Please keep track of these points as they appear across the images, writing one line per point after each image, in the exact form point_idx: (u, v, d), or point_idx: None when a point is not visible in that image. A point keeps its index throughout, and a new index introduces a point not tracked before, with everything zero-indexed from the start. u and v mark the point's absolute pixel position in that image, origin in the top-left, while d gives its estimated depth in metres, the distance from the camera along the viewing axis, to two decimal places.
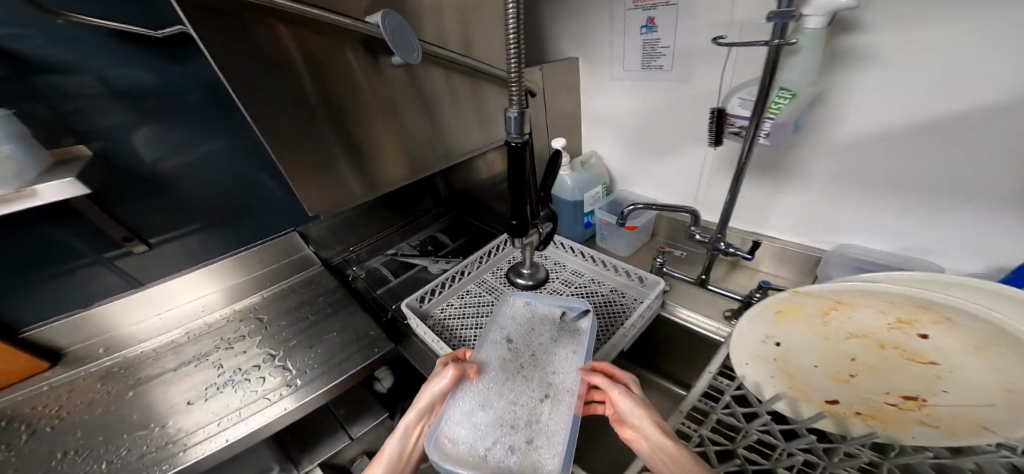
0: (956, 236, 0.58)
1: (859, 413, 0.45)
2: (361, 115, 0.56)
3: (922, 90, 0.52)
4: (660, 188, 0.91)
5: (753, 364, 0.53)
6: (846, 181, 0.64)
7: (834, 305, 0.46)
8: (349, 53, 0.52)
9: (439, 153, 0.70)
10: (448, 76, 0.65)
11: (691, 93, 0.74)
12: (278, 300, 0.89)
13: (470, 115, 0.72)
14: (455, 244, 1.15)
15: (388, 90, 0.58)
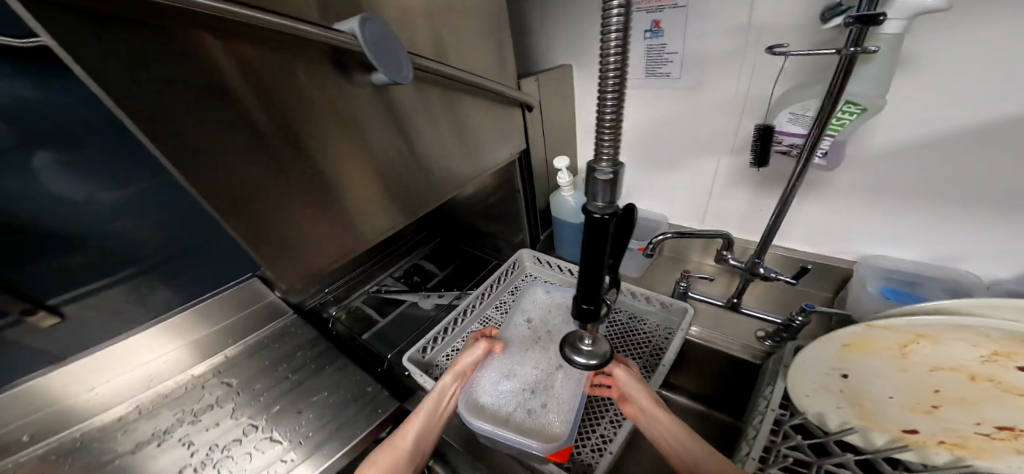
0: (989, 245, 0.56)
1: (943, 443, 0.41)
2: (332, 146, 0.45)
3: (957, 97, 0.49)
4: (667, 202, 0.85)
5: (816, 395, 0.47)
6: (872, 190, 0.61)
7: (914, 339, 0.40)
8: (313, 69, 0.40)
9: (427, 182, 0.59)
10: (428, 90, 0.54)
11: (703, 101, 0.69)
12: (250, 357, 0.74)
13: (456, 135, 0.61)
14: (443, 273, 1.04)
15: (361, 111, 0.46)
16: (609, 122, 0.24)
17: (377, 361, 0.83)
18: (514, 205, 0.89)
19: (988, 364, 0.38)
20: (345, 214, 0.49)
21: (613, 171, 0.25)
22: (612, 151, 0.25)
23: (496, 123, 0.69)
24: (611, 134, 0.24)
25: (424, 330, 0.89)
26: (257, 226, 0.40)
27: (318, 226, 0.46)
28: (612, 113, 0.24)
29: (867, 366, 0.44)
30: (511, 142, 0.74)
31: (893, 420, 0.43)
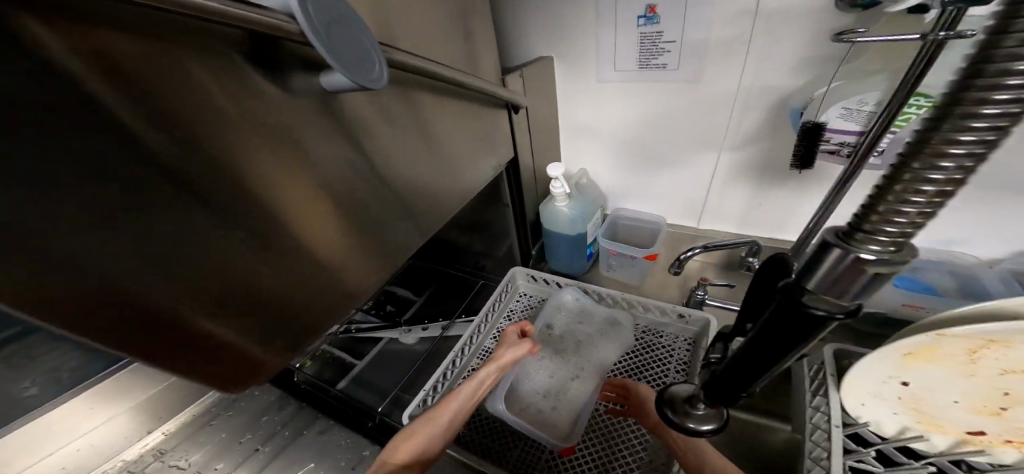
0: (989, 228, 0.56)
1: (1011, 442, 0.42)
2: (275, 183, 0.31)
3: None
4: (662, 203, 0.81)
5: (872, 404, 0.48)
6: (877, 180, 0.60)
7: (986, 344, 0.39)
8: (225, 76, 0.27)
9: (403, 210, 0.47)
10: (386, 93, 0.41)
11: (702, 95, 0.64)
12: (206, 426, 0.66)
13: (427, 146, 0.49)
14: (423, 298, 0.92)
15: (304, 130, 0.33)
16: (939, 188, 0.13)
17: (366, 414, 0.66)
18: (501, 219, 0.78)
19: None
20: (308, 274, 0.36)
21: (894, 266, 0.15)
22: (906, 230, 0.14)
23: (475, 130, 0.58)
24: (923, 206, 0.14)
25: (415, 372, 0.76)
26: (207, 327, 0.29)
27: (280, 303, 0.34)
28: (953, 177, 0.13)
29: (928, 372, 0.44)
30: (494, 150, 0.63)
31: (957, 424, 0.45)
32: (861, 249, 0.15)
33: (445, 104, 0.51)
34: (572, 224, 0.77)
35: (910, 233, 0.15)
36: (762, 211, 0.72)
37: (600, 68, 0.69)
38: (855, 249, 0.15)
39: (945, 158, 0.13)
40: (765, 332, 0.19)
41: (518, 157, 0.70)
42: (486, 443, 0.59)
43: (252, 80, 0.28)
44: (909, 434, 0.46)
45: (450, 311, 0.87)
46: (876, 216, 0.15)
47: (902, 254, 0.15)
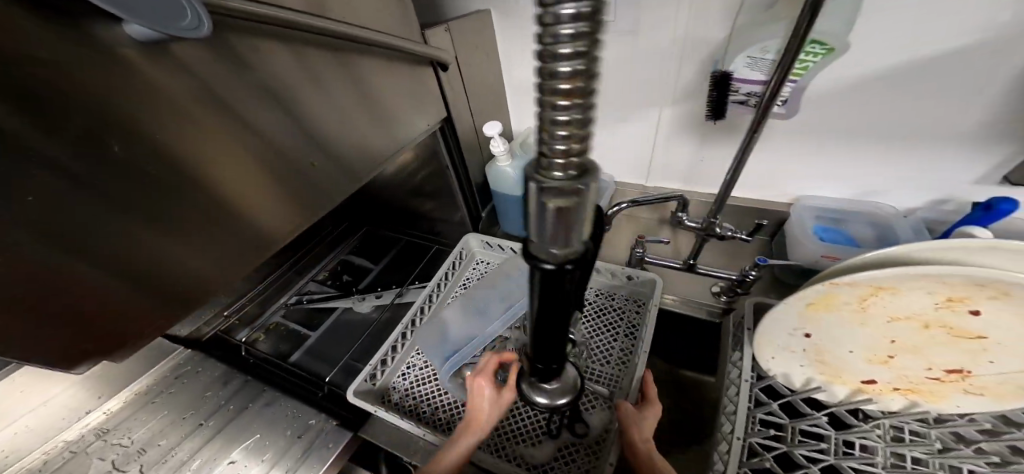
0: (910, 179, 0.58)
1: (899, 389, 0.48)
2: (177, 169, 0.29)
3: (899, 31, 0.46)
4: (612, 162, 0.81)
5: (780, 356, 0.52)
6: (815, 132, 0.58)
7: (876, 291, 0.41)
8: (94, 46, 0.23)
9: (340, 177, 0.44)
10: (311, 55, 0.38)
11: (643, 47, 0.61)
12: (166, 393, 0.63)
13: (368, 113, 0.46)
14: (379, 266, 0.91)
15: (202, 103, 0.29)
16: (569, 103, 0.12)
17: (316, 384, 0.68)
18: (448, 184, 0.77)
19: (942, 310, 0.40)
20: (230, 254, 0.35)
21: (576, 195, 0.14)
22: (572, 149, 0.13)
23: (414, 93, 0.54)
24: (571, 120, 0.13)
25: (367, 340, 0.77)
26: (106, 320, 0.28)
27: (201, 284, 0.33)
28: (572, 87, 0.12)
29: (828, 323, 0.47)
30: (433, 111, 0.60)
31: (854, 374, 0.50)
32: (542, 183, 0.14)
33: (380, 65, 0.47)
34: (518, 185, 0.77)
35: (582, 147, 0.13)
36: (704, 166, 0.72)
37: (541, 22, 0.66)
38: (539, 192, 0.14)
39: (561, 84, 0.12)
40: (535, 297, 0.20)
41: (453, 118, 0.67)
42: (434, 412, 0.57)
43: (132, 47, 0.24)
44: (814, 385, 0.52)
45: (405, 278, 0.88)
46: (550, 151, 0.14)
47: (584, 181, 0.14)
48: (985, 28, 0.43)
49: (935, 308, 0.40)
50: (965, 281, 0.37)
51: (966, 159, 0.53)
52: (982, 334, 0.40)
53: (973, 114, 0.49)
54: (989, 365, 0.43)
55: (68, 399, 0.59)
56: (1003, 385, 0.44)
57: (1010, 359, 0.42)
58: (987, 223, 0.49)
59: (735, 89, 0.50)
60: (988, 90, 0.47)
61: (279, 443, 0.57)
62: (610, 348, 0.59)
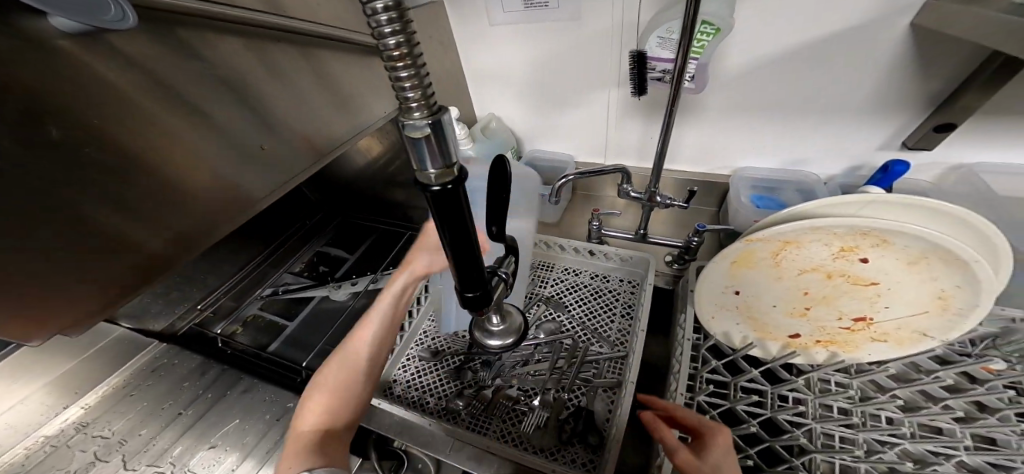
0: (826, 145, 0.66)
1: (819, 342, 0.45)
2: (125, 152, 0.31)
3: (794, 17, 0.54)
4: (571, 144, 0.85)
5: (719, 315, 0.49)
6: (736, 109, 0.66)
7: (785, 246, 0.42)
8: (34, 41, 0.25)
9: (294, 160, 0.46)
10: (266, 47, 0.40)
11: (586, 32, 0.65)
12: (143, 385, 0.64)
13: (325, 100, 0.48)
14: (353, 256, 0.93)
15: (145, 93, 0.31)
16: (404, 64, 0.17)
17: (294, 371, 0.67)
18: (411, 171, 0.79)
19: (837, 261, 0.41)
20: (183, 236, 0.37)
21: (431, 124, 0.18)
22: (418, 94, 0.17)
23: (372, 81, 0.56)
24: (410, 74, 0.17)
25: (341, 328, 0.76)
26: (64, 295, 0.30)
27: (158, 264, 0.35)
28: (401, 53, 0.16)
29: (752, 282, 0.45)
30: (392, 97, 0.61)
31: (779, 329, 0.47)
32: (406, 121, 0.18)
33: (333, 53, 0.49)
34: None
35: (429, 96, 0.18)
36: (654, 143, 0.76)
37: (491, 10, 0.69)
38: (406, 130, 0.19)
39: (391, 51, 0.16)
40: (446, 222, 0.25)
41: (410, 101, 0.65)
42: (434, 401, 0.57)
43: (72, 42, 0.27)
44: (747, 343, 0.48)
45: (381, 265, 0.89)
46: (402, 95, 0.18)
47: (437, 116, 0.18)
48: (864, 9, 0.50)
49: (831, 258, 0.41)
50: (852, 228, 0.38)
51: (865, 125, 0.61)
52: (876, 281, 0.40)
53: (871, 86, 0.57)
54: (885, 310, 0.41)
55: (40, 401, 0.60)
56: (902, 331, 0.42)
57: (903, 303, 0.41)
58: (888, 184, 0.54)
59: (653, 67, 0.55)
60: (874, 65, 0.55)
61: (258, 428, 0.58)
62: (608, 332, 0.60)
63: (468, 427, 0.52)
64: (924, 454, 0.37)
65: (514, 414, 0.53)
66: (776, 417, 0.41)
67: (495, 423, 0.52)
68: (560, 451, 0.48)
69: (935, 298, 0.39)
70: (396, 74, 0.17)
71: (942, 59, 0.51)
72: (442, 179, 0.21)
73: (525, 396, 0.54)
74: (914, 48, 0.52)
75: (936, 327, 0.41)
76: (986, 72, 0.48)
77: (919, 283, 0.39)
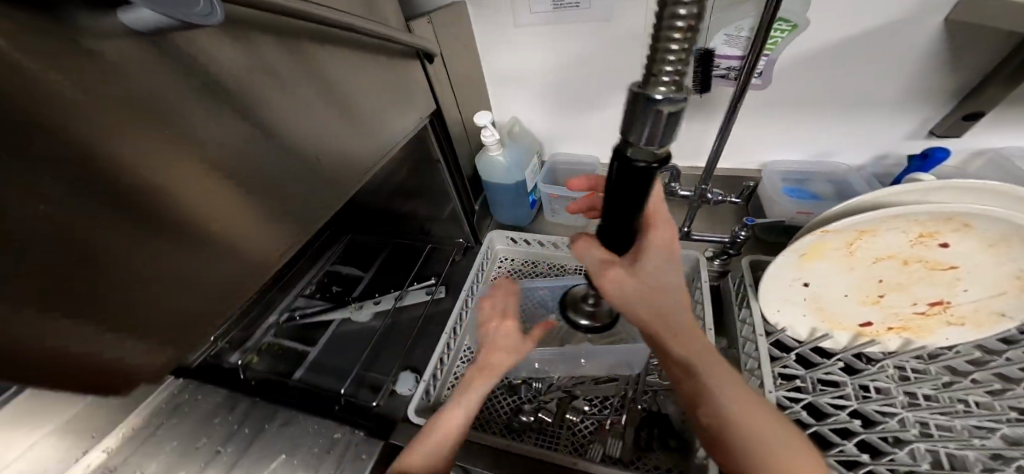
0: (855, 136, 0.67)
1: (892, 328, 0.47)
2: (178, 169, 0.27)
3: (831, 14, 0.54)
4: (596, 145, 0.84)
5: (787, 309, 0.49)
6: (767, 105, 0.67)
7: (859, 235, 0.42)
8: (85, 41, 0.22)
9: (322, 184, 0.42)
10: (262, 48, 0.33)
11: (616, 32, 0.65)
12: (169, 424, 0.60)
13: (337, 117, 0.42)
14: (370, 273, 0.87)
15: (183, 111, 0.27)
16: (679, 44, 0.21)
17: (333, 399, 0.62)
18: (436, 180, 0.74)
19: (915, 248, 0.42)
20: (233, 273, 0.33)
21: (675, 100, 0.22)
22: (675, 73, 0.22)
23: (396, 87, 0.52)
24: (677, 54, 0.21)
25: (375, 350, 0.71)
26: (118, 335, 0.26)
27: (213, 300, 0.32)
28: (681, 35, 0.21)
29: (824, 272, 0.46)
30: (416, 109, 0.58)
31: (851, 318, 0.48)
32: (651, 92, 0.23)
33: (340, 57, 0.42)
34: (508, 173, 0.76)
35: (679, 77, 0.22)
36: (683, 139, 0.76)
37: (517, 11, 0.67)
38: (647, 99, 0.23)
39: (673, 33, 0.21)
40: (621, 187, 0.30)
41: (442, 107, 0.64)
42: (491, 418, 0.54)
43: (125, 42, 0.23)
44: (818, 335, 0.48)
45: (403, 280, 0.84)
46: (656, 70, 0.22)
47: (680, 94, 0.23)
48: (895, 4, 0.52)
49: (909, 243, 0.41)
50: (932, 215, 0.39)
51: (895, 115, 0.63)
52: (955, 264, 0.42)
53: (900, 77, 0.59)
54: (964, 293, 0.43)
55: (50, 446, 0.52)
56: (979, 312, 0.44)
57: (980, 285, 0.42)
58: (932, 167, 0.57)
59: (718, 64, 0.55)
60: (902, 59, 0.57)
61: (308, 462, 0.55)
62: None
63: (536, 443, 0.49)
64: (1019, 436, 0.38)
65: (582, 426, 0.50)
66: (866, 410, 0.42)
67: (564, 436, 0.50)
68: (641, 459, 0.46)
69: (1014, 280, 0.41)
70: (664, 51, 0.21)
71: (968, 48, 0.53)
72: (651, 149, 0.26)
73: (592, 404, 0.52)
74: (946, 41, 0.53)
75: (1011, 307, 0.42)
76: (1014, 62, 0.50)
77: (996, 265, 0.40)
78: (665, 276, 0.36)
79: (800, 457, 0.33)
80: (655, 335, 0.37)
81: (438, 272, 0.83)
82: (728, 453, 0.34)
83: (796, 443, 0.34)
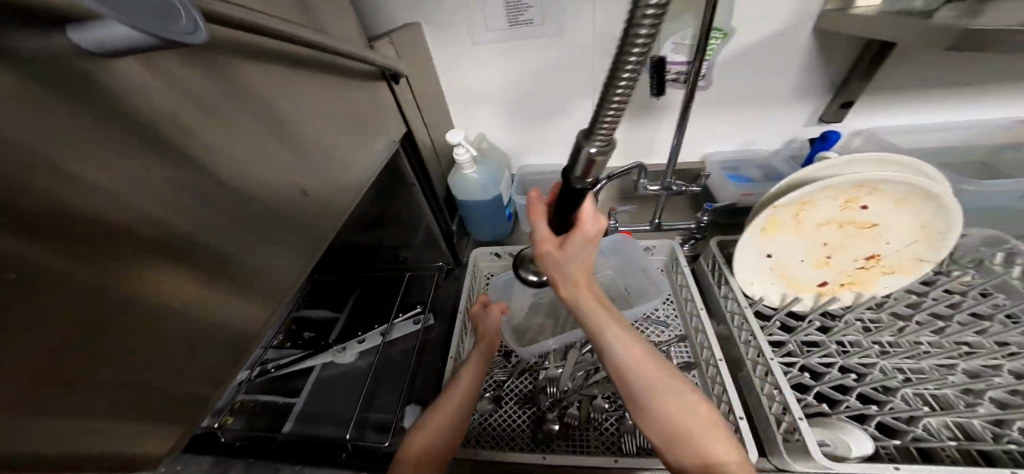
0: (773, 127, 0.80)
1: (843, 283, 0.63)
2: (140, 207, 0.25)
3: (742, 24, 0.65)
4: (560, 153, 0.88)
5: (762, 279, 0.64)
6: (702, 105, 0.77)
7: (801, 207, 0.55)
8: (28, 73, 0.19)
9: (295, 227, 0.39)
10: (196, 79, 0.29)
11: (568, 46, 0.70)
12: None
13: (274, 150, 0.37)
14: (345, 311, 0.81)
15: (114, 158, 0.24)
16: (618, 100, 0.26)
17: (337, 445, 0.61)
18: (412, 203, 0.72)
19: (845, 212, 0.56)
20: (200, 329, 0.29)
21: (604, 150, 0.30)
22: (606, 134, 0.29)
23: (353, 111, 0.50)
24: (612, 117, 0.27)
25: (371, 387, 0.69)
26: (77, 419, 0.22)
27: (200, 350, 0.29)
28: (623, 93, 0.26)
29: (780, 241, 0.60)
30: (382, 132, 0.57)
31: (808, 279, 0.64)
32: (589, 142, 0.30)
33: (263, 74, 0.36)
34: (483, 190, 0.77)
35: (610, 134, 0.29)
36: (637, 141, 0.83)
37: (473, 30, 0.69)
38: (588, 151, 0.30)
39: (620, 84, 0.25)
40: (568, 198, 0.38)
41: (413, 132, 0.65)
42: (520, 433, 0.59)
43: (70, 71, 0.21)
44: (789, 298, 0.64)
45: (384, 311, 0.80)
46: (596, 126, 0.29)
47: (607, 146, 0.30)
48: (785, 14, 0.63)
49: (841, 211, 0.56)
50: (851, 187, 0.53)
51: (799, 106, 0.76)
52: (875, 222, 0.57)
53: (797, 76, 0.71)
54: (889, 246, 0.59)
55: None
56: (905, 260, 0.61)
57: (900, 238, 0.58)
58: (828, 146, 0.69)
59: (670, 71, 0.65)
60: (799, 60, 0.69)
61: None
62: (663, 320, 0.70)
63: (568, 449, 0.56)
64: (975, 368, 0.54)
65: (608, 425, 0.59)
66: (854, 364, 0.57)
67: (594, 437, 0.57)
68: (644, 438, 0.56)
69: (921, 229, 0.57)
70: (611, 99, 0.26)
71: (839, 52, 0.67)
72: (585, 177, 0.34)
73: (614, 403, 0.61)
74: (827, 44, 0.66)
75: (924, 253, 0.59)
76: (869, 57, 0.63)
77: (902, 220, 0.56)
78: (582, 261, 0.46)
79: (668, 393, 0.44)
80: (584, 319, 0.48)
81: (422, 298, 0.81)
82: (621, 388, 0.46)
83: (671, 384, 0.45)
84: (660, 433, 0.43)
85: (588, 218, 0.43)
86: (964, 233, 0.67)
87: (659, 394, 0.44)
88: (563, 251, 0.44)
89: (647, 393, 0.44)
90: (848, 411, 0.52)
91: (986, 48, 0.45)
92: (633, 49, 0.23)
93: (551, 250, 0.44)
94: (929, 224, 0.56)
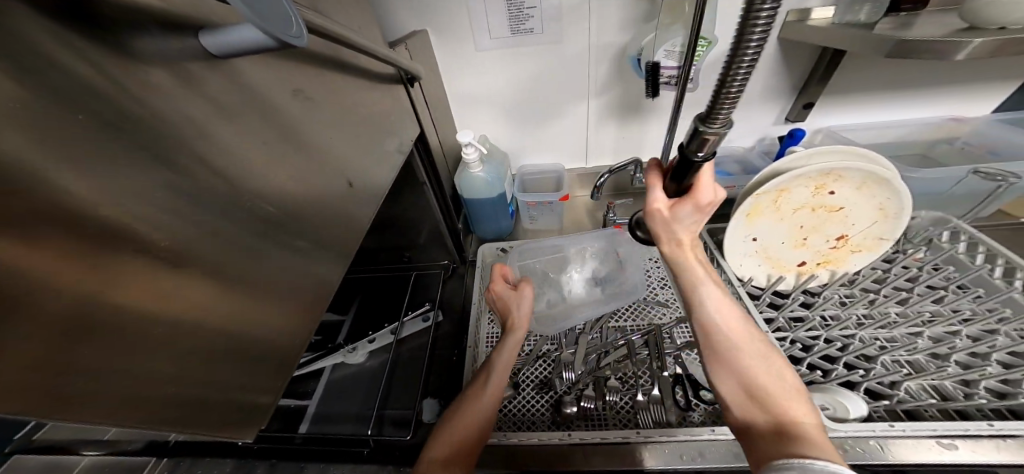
0: (746, 127, 0.89)
1: (819, 262, 0.71)
2: (182, 205, 0.26)
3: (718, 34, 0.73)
4: (557, 153, 0.94)
5: (749, 260, 0.71)
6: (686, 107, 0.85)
7: (779, 194, 0.62)
8: (70, 80, 0.21)
9: (326, 222, 0.41)
10: (224, 82, 0.30)
11: (565, 52, 0.75)
12: None
13: (296, 151, 0.38)
14: (353, 313, 0.81)
15: (154, 159, 0.25)
16: (745, 72, 0.27)
17: (360, 442, 0.61)
18: (420, 202, 0.74)
19: (817, 197, 0.64)
20: (243, 321, 0.31)
21: (719, 132, 0.33)
22: (723, 118, 0.32)
23: (370, 109, 0.52)
24: (728, 104, 0.30)
25: (386, 385, 0.69)
26: (129, 404, 0.23)
27: (240, 342, 0.30)
28: (753, 59, 0.27)
29: (762, 226, 0.67)
30: (394, 134, 0.59)
31: (789, 259, 0.71)
32: (707, 123, 0.32)
33: (277, 75, 0.36)
34: (487, 188, 0.81)
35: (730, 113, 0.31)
36: (629, 139, 0.90)
37: (477, 37, 0.73)
38: (704, 133, 0.33)
39: (753, 34, 0.25)
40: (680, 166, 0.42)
41: (424, 133, 0.69)
42: (540, 418, 0.62)
43: (107, 81, 0.22)
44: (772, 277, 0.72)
45: (393, 310, 0.81)
46: (714, 111, 0.31)
47: (721, 127, 0.33)
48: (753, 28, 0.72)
49: (812, 197, 0.64)
50: (820, 175, 0.61)
51: (768, 107, 0.85)
52: (841, 206, 0.65)
53: (765, 81, 0.80)
54: (856, 227, 0.67)
55: None
56: (869, 239, 0.69)
57: (864, 219, 0.67)
58: (795, 142, 0.78)
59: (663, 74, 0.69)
60: (766, 67, 0.78)
61: None
62: (662, 302, 0.76)
63: (588, 428, 0.59)
64: (940, 335, 0.62)
65: (623, 403, 0.62)
66: (833, 335, 0.64)
67: (612, 417, 0.61)
68: (657, 412, 0.60)
69: (880, 210, 0.65)
70: (734, 70, 0.27)
71: (801, 58, 0.76)
72: (702, 154, 0.37)
73: (629, 383, 0.65)
74: (789, 53, 0.75)
75: (886, 231, 0.68)
76: (824, 64, 0.73)
77: (865, 204, 0.65)
78: (692, 225, 0.50)
79: (755, 354, 0.49)
80: (683, 278, 0.53)
81: (431, 296, 0.82)
82: (705, 345, 0.51)
83: (760, 349, 0.49)
84: (745, 391, 0.47)
85: (705, 187, 0.46)
86: (914, 216, 0.76)
87: (747, 357, 0.48)
88: (673, 212, 0.49)
89: (733, 349, 0.49)
90: (837, 378, 0.58)
91: (916, 56, 0.53)
92: (750, 40, 0.26)
93: (661, 210, 0.49)
94: (887, 205, 0.65)
